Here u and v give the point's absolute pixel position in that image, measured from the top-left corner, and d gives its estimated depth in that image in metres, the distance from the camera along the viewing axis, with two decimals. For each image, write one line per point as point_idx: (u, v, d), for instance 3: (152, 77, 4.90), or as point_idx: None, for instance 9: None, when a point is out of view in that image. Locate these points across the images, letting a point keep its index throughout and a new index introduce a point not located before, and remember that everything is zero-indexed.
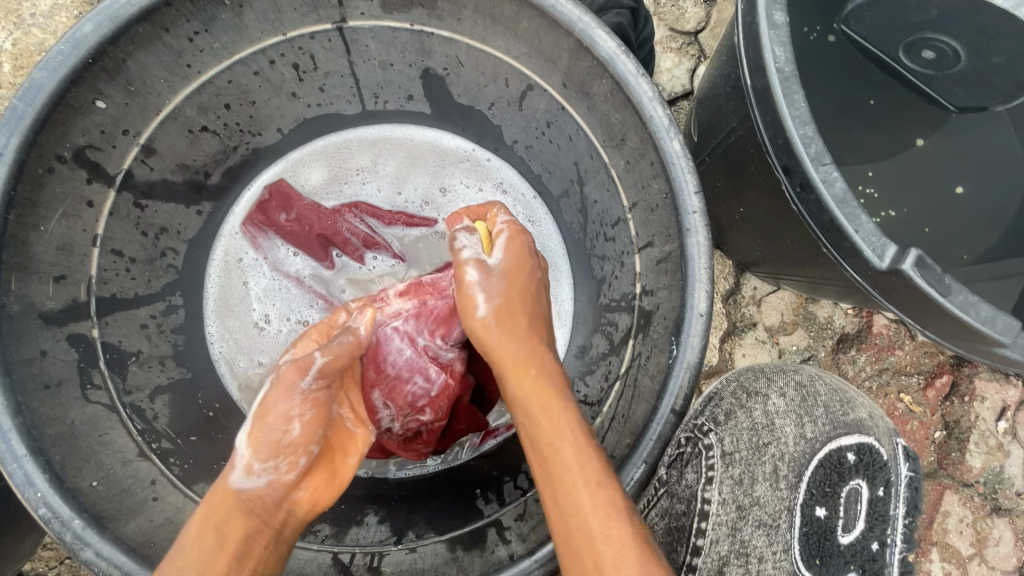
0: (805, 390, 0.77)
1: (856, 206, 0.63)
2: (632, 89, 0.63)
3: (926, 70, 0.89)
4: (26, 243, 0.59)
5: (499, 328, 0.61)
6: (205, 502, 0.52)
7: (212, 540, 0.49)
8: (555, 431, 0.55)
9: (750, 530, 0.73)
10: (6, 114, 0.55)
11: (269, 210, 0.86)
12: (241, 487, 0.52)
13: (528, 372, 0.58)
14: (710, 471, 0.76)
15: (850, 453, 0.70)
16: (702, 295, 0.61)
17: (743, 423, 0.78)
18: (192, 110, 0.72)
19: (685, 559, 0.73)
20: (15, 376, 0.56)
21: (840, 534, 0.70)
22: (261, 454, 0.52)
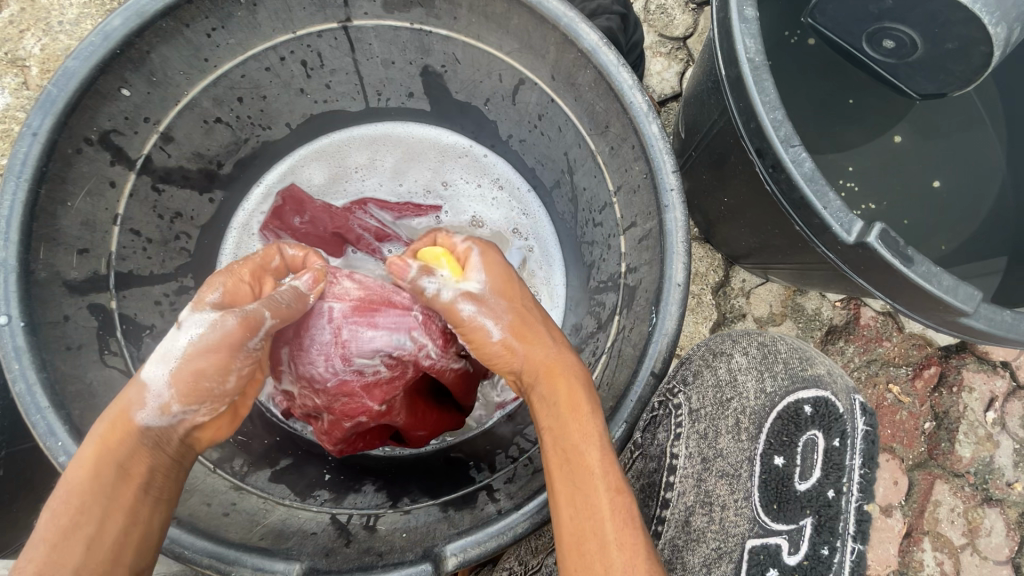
0: (766, 348, 0.79)
1: (824, 184, 0.67)
2: (613, 78, 0.68)
3: (889, 60, 0.89)
4: (54, 217, 0.64)
5: (518, 342, 0.61)
6: (102, 434, 0.51)
7: (116, 474, 0.51)
8: (585, 437, 0.55)
9: (713, 480, 0.75)
10: (41, 98, 0.61)
11: (285, 214, 0.93)
12: (150, 426, 0.52)
13: (558, 379, 0.59)
14: (678, 428, 0.79)
15: (807, 404, 0.72)
16: (680, 267, 0.65)
17: (709, 381, 0.80)
18: (207, 102, 0.78)
19: (655, 511, 0.77)
20: (41, 336, 0.61)
21: (797, 482, 0.71)
22: (177, 399, 0.52)
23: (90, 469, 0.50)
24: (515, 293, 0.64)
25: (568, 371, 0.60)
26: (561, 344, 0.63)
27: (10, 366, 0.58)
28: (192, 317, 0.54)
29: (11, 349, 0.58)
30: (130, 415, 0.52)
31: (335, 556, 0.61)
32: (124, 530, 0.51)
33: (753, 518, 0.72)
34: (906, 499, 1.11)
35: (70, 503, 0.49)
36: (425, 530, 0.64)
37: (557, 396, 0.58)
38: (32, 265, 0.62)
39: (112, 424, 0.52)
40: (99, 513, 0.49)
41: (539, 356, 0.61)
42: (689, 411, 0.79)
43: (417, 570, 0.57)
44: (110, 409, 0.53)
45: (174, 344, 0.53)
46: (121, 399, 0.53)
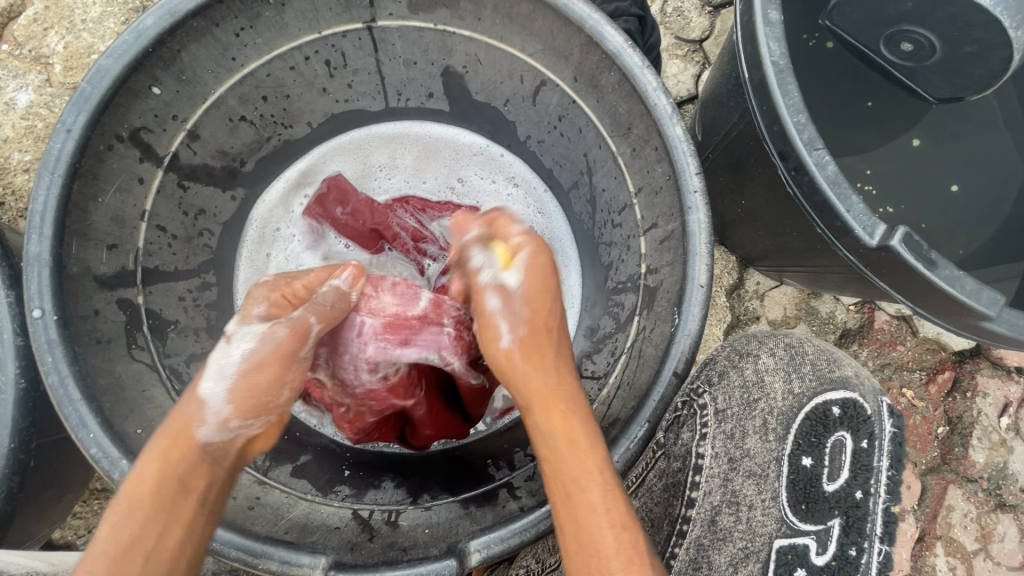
0: (793, 350, 0.79)
1: (847, 187, 0.67)
2: (637, 80, 0.68)
3: (905, 63, 0.89)
4: (85, 212, 0.65)
5: (523, 360, 0.61)
6: (163, 448, 0.52)
7: (176, 489, 0.51)
8: (586, 473, 0.55)
9: (741, 481, 0.76)
10: (75, 95, 0.62)
11: (327, 203, 0.93)
12: (210, 442, 0.54)
13: (556, 407, 0.59)
14: (705, 428, 0.78)
15: (835, 406, 0.73)
16: (702, 269, 0.66)
17: (736, 381, 0.79)
18: (233, 101, 0.79)
19: (680, 511, 0.76)
20: (72, 329, 0.62)
21: (825, 483, 0.72)
22: (237, 413, 0.54)
23: (151, 482, 0.51)
24: (542, 308, 0.63)
25: (566, 403, 0.59)
26: (561, 368, 0.62)
27: (43, 359, 0.59)
28: (241, 331, 0.56)
29: (45, 341, 0.59)
30: (190, 431, 0.53)
31: (361, 550, 0.63)
32: (180, 550, 0.51)
33: (781, 518, 0.73)
34: (919, 503, 1.11)
35: (132, 518, 0.50)
36: (447, 527, 0.65)
37: (555, 429, 0.58)
38: (64, 260, 0.63)
39: (172, 441, 0.53)
40: (159, 531, 0.50)
41: (538, 384, 0.60)
42: (714, 410, 0.79)
43: (442, 565, 0.57)
44: (170, 425, 0.54)
45: (229, 359, 0.54)
46: (181, 415, 0.54)
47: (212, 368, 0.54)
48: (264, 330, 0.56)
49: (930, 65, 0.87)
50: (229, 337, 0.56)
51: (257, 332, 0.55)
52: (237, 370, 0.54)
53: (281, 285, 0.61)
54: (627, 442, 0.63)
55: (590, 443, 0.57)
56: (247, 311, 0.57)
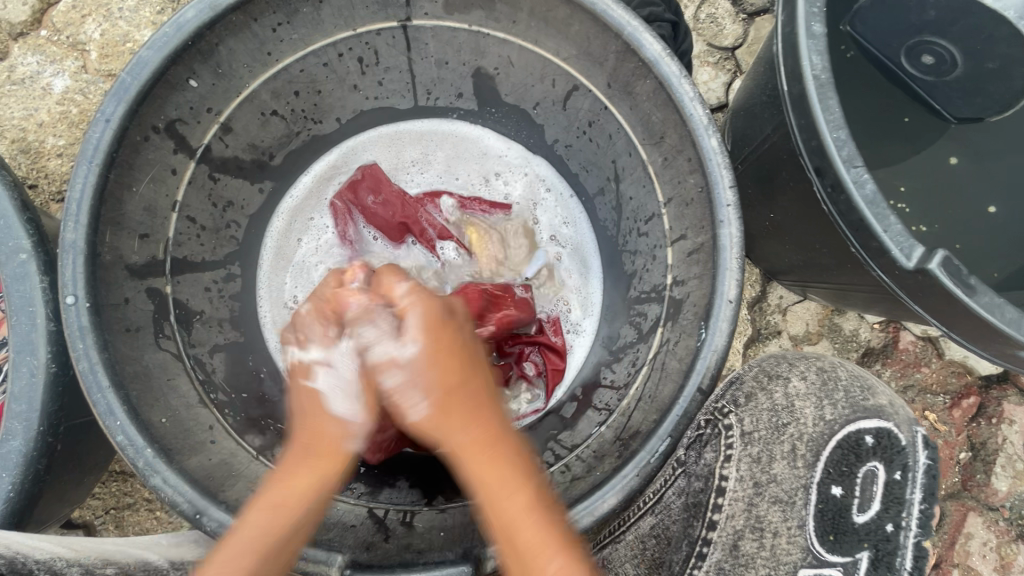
0: (826, 374, 0.76)
1: (885, 207, 0.66)
2: (673, 89, 0.67)
3: (927, 77, 0.92)
4: (120, 202, 0.67)
5: (437, 410, 0.55)
6: (318, 457, 0.56)
7: (313, 499, 0.55)
8: (506, 491, 0.53)
9: (766, 506, 0.72)
10: (116, 85, 0.63)
11: (360, 189, 0.94)
12: (358, 452, 0.58)
13: (475, 442, 0.55)
14: (729, 450, 0.77)
15: (870, 435, 0.69)
16: (732, 284, 0.65)
17: (764, 404, 0.78)
18: (267, 95, 0.79)
19: (701, 532, 0.74)
20: (104, 316, 0.63)
21: (855, 513, 0.68)
22: (372, 422, 0.59)
23: (295, 491, 0.54)
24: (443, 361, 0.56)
25: (489, 437, 0.55)
26: (481, 410, 0.57)
27: (75, 345, 0.60)
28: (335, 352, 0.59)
29: (76, 328, 0.60)
30: (348, 443, 0.57)
31: (376, 550, 0.62)
32: (297, 547, 0.55)
33: (807, 547, 0.68)
34: (937, 529, 1.08)
35: (259, 524, 0.53)
36: (461, 531, 0.65)
37: (472, 470, 0.54)
38: (98, 248, 0.64)
39: (324, 452, 0.56)
40: (286, 533, 0.54)
41: (454, 435, 0.55)
42: (740, 432, 0.77)
43: (458, 570, 0.57)
44: (318, 436, 0.57)
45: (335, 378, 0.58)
46: (330, 429, 0.57)
47: (324, 381, 0.59)
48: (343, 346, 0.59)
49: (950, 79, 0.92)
50: (325, 360, 0.59)
51: (341, 348, 0.59)
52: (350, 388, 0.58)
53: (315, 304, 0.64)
54: (646, 456, 0.63)
55: (508, 498, 0.53)
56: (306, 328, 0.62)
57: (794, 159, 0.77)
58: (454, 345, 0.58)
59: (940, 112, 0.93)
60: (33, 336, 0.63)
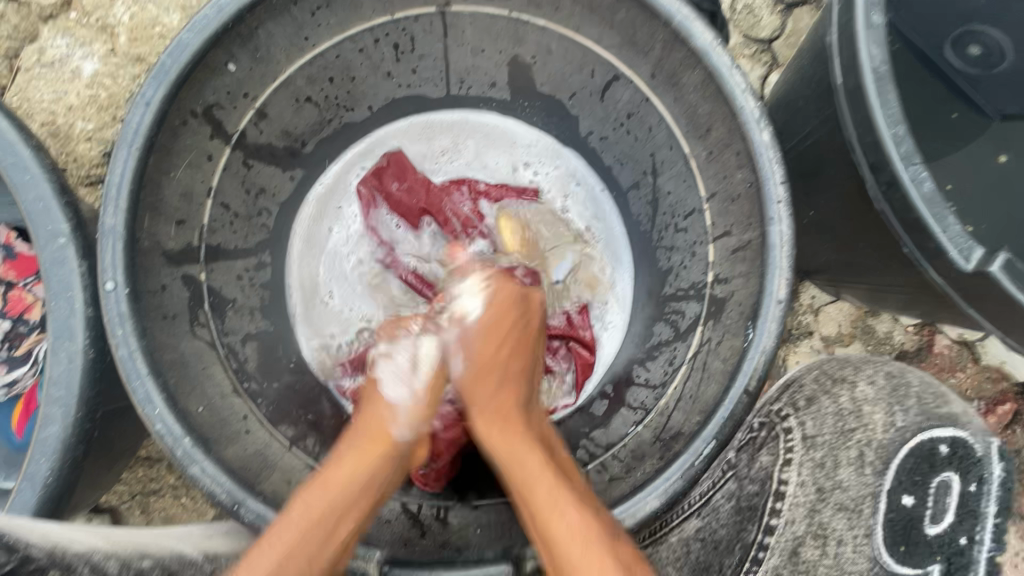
0: (897, 381, 0.80)
1: (943, 206, 0.63)
2: (724, 81, 0.65)
3: (975, 69, 0.88)
4: (158, 187, 0.66)
5: (472, 379, 0.65)
6: (366, 446, 0.60)
7: (362, 484, 0.58)
8: (523, 453, 0.60)
9: (829, 513, 0.75)
10: (156, 68, 0.62)
11: (385, 176, 0.93)
12: (404, 441, 0.62)
13: (495, 417, 0.62)
14: (790, 454, 0.82)
15: (944, 445, 0.68)
16: (782, 283, 0.63)
17: (830, 409, 0.83)
18: (301, 81, 0.78)
19: (756, 536, 0.77)
20: (142, 302, 0.62)
21: (928, 525, 0.67)
22: (418, 410, 0.64)
23: (346, 474, 0.58)
24: (500, 333, 0.67)
25: (508, 412, 0.63)
26: (503, 382, 0.65)
27: (114, 331, 0.59)
28: (398, 349, 0.67)
29: (116, 314, 0.59)
30: (389, 430, 0.62)
31: (414, 547, 0.62)
32: (351, 537, 0.56)
33: (872, 557, 0.69)
34: None
35: (314, 505, 0.55)
36: (500, 530, 0.64)
37: (493, 437, 0.61)
38: (136, 234, 0.63)
39: (372, 439, 0.61)
40: (339, 515, 0.56)
41: (482, 399, 0.64)
42: (801, 436, 0.83)
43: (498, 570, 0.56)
44: (370, 424, 0.62)
45: (392, 372, 0.65)
46: (379, 416, 0.63)
47: (383, 373, 0.66)
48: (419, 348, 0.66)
49: (997, 73, 0.89)
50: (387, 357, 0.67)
51: (411, 346, 0.67)
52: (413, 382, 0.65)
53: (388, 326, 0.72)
54: (690, 458, 0.61)
55: (528, 455, 0.60)
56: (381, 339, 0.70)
57: (843, 154, 0.74)
58: (499, 334, 0.67)
59: (981, 108, 0.88)
60: (71, 322, 0.63)
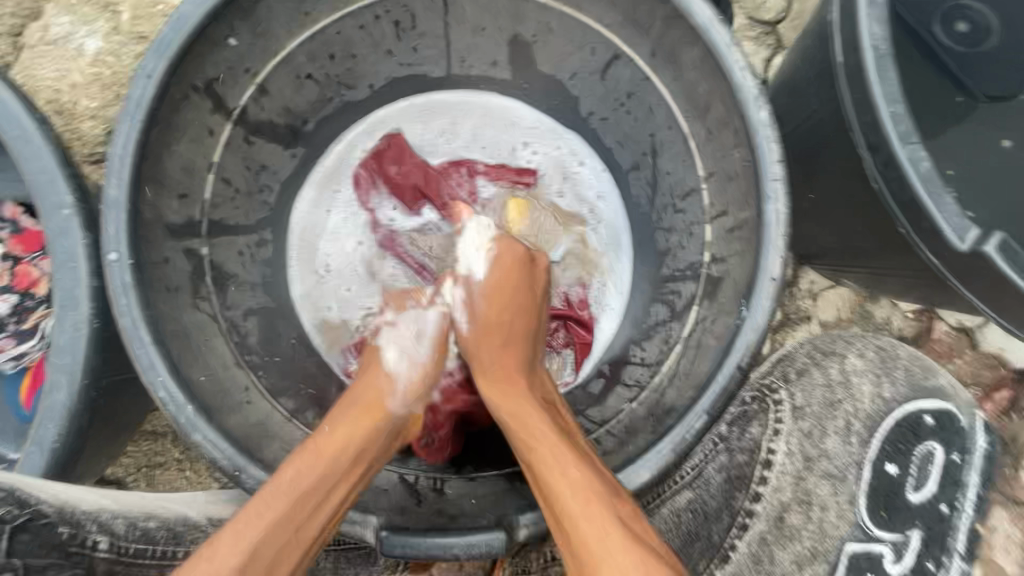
0: (884, 354, 0.87)
1: (940, 186, 0.63)
2: (723, 58, 0.65)
3: (959, 47, 0.88)
4: (160, 160, 0.67)
5: (479, 340, 0.68)
6: (359, 416, 0.61)
7: (354, 453, 0.58)
8: (524, 409, 0.62)
9: (814, 480, 0.82)
10: (157, 41, 0.63)
11: (384, 159, 0.94)
12: (396, 416, 0.63)
13: (497, 382, 0.64)
14: (779, 425, 0.86)
15: (928, 415, 0.78)
16: (777, 261, 0.63)
17: (818, 380, 0.88)
18: (302, 57, 0.78)
19: (744, 503, 0.82)
20: (145, 273, 0.64)
21: (909, 492, 0.76)
22: (416, 386, 0.66)
23: (338, 442, 0.58)
24: (503, 302, 0.69)
25: (510, 375, 0.65)
26: (508, 346, 0.67)
27: (118, 301, 0.60)
28: (405, 317, 0.72)
29: (119, 284, 0.61)
30: (383, 403, 0.63)
31: (409, 514, 0.63)
32: (341, 507, 0.57)
33: (856, 522, 0.78)
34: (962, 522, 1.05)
35: (306, 469, 0.56)
36: (494, 499, 0.65)
37: (496, 394, 0.63)
38: (138, 205, 0.64)
39: (364, 410, 0.62)
40: (332, 483, 0.56)
41: (487, 362, 0.66)
42: (790, 407, 0.87)
43: (493, 537, 0.57)
44: (364, 396, 0.63)
45: (396, 342, 0.69)
46: (374, 388, 0.64)
47: (387, 342, 0.69)
48: (424, 317, 0.71)
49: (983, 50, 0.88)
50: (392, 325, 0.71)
51: (418, 315, 0.71)
52: (420, 349, 0.69)
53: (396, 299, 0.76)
54: (682, 432, 0.62)
55: (530, 412, 0.61)
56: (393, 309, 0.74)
57: (841, 134, 0.74)
58: (509, 294, 0.70)
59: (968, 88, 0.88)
60: (76, 292, 0.64)
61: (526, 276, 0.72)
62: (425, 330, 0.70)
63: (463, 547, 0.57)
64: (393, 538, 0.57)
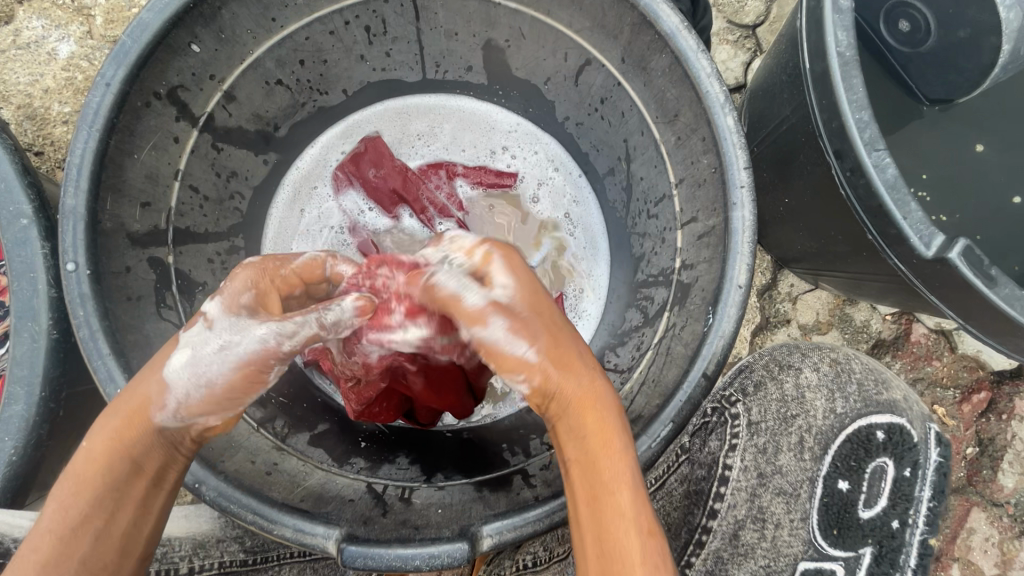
0: (840, 366, 0.85)
1: (906, 193, 0.63)
2: (689, 64, 0.64)
3: (902, 48, 0.86)
4: (121, 168, 0.66)
5: (555, 367, 0.56)
6: (120, 428, 0.52)
7: (128, 466, 0.51)
8: (617, 460, 0.54)
9: (769, 497, 0.84)
10: (116, 48, 0.62)
11: (363, 162, 0.92)
12: (168, 427, 0.53)
13: (592, 410, 0.56)
14: (734, 439, 0.87)
15: (880, 430, 0.79)
16: (742, 269, 0.63)
17: (774, 394, 0.87)
18: (271, 63, 0.77)
19: (701, 520, 0.85)
20: (104, 283, 0.63)
21: (861, 509, 0.79)
22: (199, 402, 0.53)
23: (101, 460, 0.51)
24: (547, 308, 0.59)
25: (602, 405, 0.57)
26: (592, 369, 0.58)
27: (75, 312, 0.60)
28: (224, 319, 0.54)
29: (77, 295, 0.60)
30: (149, 414, 0.52)
31: (374, 524, 0.62)
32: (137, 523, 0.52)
33: (809, 540, 0.81)
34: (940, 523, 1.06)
35: (71, 497, 0.50)
36: (460, 508, 0.65)
37: (602, 440, 0.55)
38: (98, 215, 0.63)
39: (125, 417, 0.52)
40: (110, 506, 0.50)
41: (572, 385, 0.56)
42: (747, 421, 0.87)
43: (455, 547, 0.57)
44: (127, 402, 0.53)
45: (194, 344, 0.53)
46: (142, 394, 0.53)
47: (185, 342, 0.54)
48: (238, 324, 0.54)
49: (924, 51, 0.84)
50: (210, 322, 0.54)
51: (241, 326, 0.53)
52: (213, 368, 0.52)
53: (263, 263, 0.61)
54: (648, 440, 0.62)
55: (612, 462, 0.54)
56: (221, 293, 0.56)
57: (811, 140, 0.74)
58: (550, 308, 0.60)
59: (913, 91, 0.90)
60: (35, 302, 0.63)
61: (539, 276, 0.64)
62: (234, 346, 0.53)
63: (425, 557, 0.57)
64: (353, 549, 0.57)
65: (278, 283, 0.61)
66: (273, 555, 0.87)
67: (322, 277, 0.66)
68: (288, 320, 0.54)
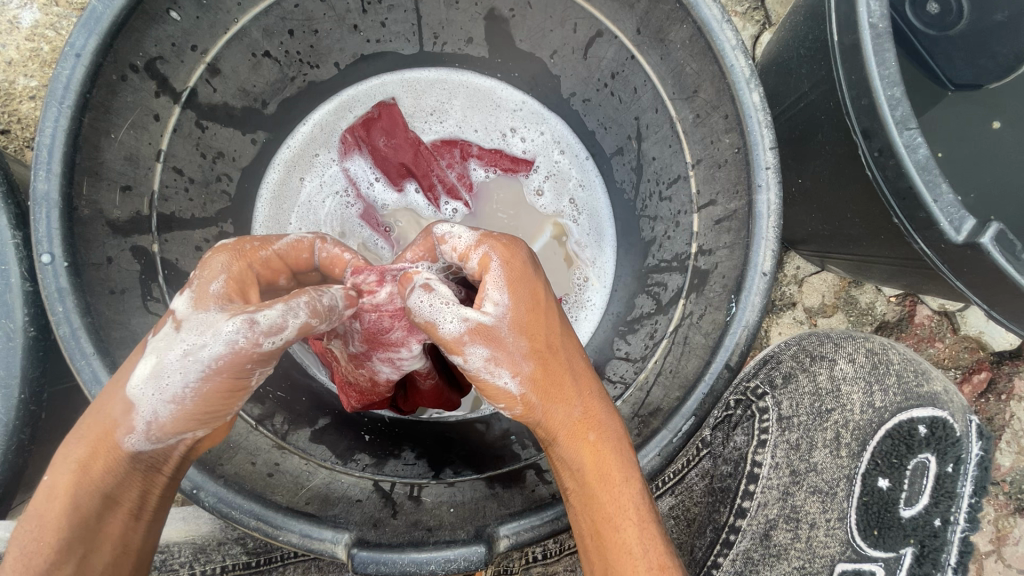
0: (877, 359, 0.87)
1: (937, 174, 0.60)
2: (713, 35, 0.60)
3: (929, 30, 0.83)
4: (97, 149, 0.60)
5: (538, 397, 0.55)
6: (84, 460, 0.46)
7: (102, 506, 0.46)
8: (611, 485, 0.53)
9: (805, 495, 0.89)
10: (85, 14, 0.55)
11: (375, 129, 0.87)
12: (143, 450, 0.47)
13: (586, 437, 0.55)
14: (766, 436, 0.91)
15: (922, 426, 0.82)
16: (768, 255, 0.60)
17: (808, 388, 0.91)
18: (258, 33, 0.72)
19: (728, 520, 0.91)
20: (85, 277, 0.58)
21: (903, 508, 0.83)
22: (173, 419, 0.47)
23: (62, 499, 0.45)
24: (540, 328, 0.56)
25: (598, 432, 0.55)
26: (586, 396, 0.57)
27: (54, 308, 0.55)
28: (194, 318, 0.47)
29: (55, 289, 0.55)
30: (117, 440, 0.46)
31: (384, 527, 0.59)
32: (112, 560, 0.47)
33: (846, 540, 0.87)
34: None
35: (28, 547, 0.44)
36: (473, 507, 0.62)
37: (588, 470, 0.53)
38: (74, 201, 0.58)
39: (94, 445, 0.47)
40: (82, 550, 0.46)
41: (562, 418, 0.55)
42: (778, 417, 0.91)
43: (470, 551, 0.55)
44: (90, 429, 0.47)
45: (160, 352, 0.47)
46: (107, 419, 0.47)
47: (151, 348, 0.47)
48: (206, 327, 0.47)
49: (954, 34, 0.83)
50: (178, 323, 0.48)
51: (208, 324, 0.46)
52: (178, 378, 0.46)
53: (238, 245, 0.55)
54: (668, 435, 0.59)
55: (614, 488, 0.53)
56: (191, 283, 0.50)
57: (834, 118, 0.70)
58: (539, 324, 0.56)
59: (936, 76, 0.84)
60: (8, 299, 0.59)
61: (537, 281, 0.58)
62: (200, 351, 0.46)
63: (440, 561, 0.55)
64: (364, 554, 0.54)
65: (256, 266, 0.56)
66: (277, 556, 0.86)
67: (309, 261, 0.62)
68: (269, 313, 0.48)
